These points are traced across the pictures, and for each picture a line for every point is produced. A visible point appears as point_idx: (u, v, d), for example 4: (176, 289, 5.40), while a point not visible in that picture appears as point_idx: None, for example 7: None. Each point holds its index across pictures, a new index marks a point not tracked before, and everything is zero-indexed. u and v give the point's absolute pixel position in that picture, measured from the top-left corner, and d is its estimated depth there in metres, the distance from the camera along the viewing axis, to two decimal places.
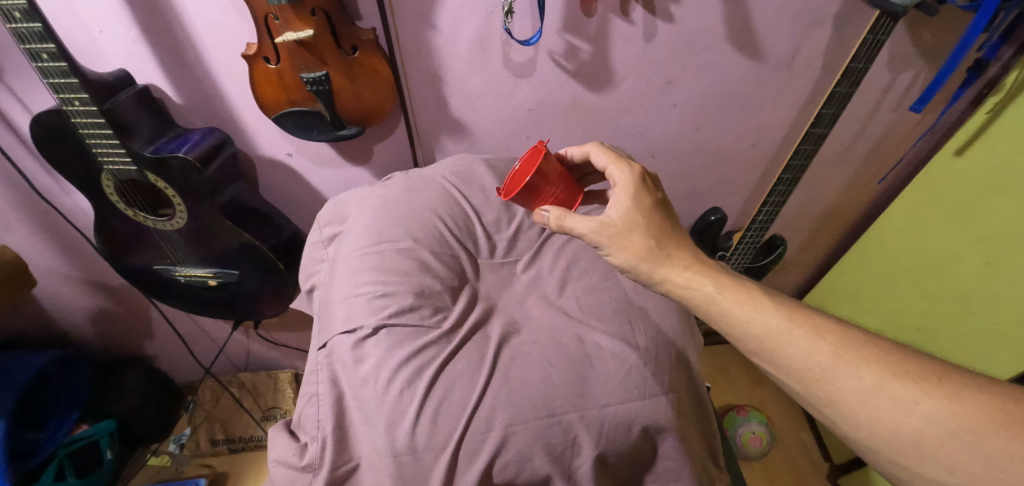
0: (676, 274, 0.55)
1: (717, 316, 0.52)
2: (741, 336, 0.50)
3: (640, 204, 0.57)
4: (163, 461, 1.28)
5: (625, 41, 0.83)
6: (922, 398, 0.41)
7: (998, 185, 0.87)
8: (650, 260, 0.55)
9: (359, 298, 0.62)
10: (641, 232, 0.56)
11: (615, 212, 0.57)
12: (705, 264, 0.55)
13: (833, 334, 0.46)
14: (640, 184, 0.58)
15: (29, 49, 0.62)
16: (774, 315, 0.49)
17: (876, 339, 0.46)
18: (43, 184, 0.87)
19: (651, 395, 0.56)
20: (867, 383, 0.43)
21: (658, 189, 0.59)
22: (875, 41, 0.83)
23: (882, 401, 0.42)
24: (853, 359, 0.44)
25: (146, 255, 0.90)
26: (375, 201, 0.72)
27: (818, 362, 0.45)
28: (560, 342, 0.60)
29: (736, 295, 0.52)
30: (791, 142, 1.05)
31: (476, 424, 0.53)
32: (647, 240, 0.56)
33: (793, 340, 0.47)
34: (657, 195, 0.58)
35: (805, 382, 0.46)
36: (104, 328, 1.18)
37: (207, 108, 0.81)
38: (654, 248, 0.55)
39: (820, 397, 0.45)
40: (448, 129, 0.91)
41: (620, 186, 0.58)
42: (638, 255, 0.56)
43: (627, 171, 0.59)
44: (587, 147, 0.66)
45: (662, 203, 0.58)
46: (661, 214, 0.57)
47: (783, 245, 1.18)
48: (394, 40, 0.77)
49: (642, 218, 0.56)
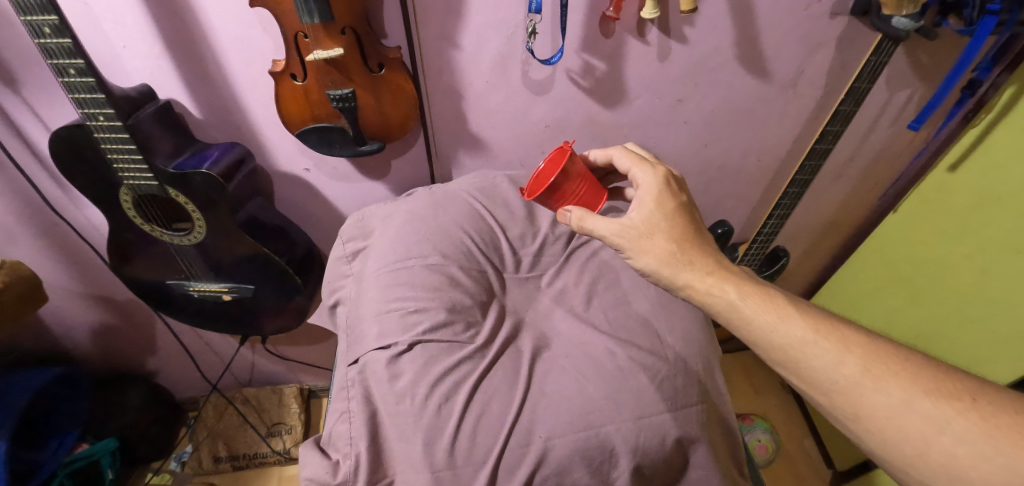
0: (698, 280, 0.53)
1: (739, 323, 0.51)
2: (765, 347, 0.49)
3: (664, 207, 0.56)
4: (165, 480, 1.27)
5: (640, 61, 0.85)
6: (954, 418, 0.40)
7: (991, 198, 0.89)
8: (673, 264, 0.54)
9: (392, 314, 0.62)
10: (664, 235, 0.55)
11: (638, 214, 0.56)
12: (728, 269, 0.54)
13: (861, 347, 0.45)
14: (663, 187, 0.58)
15: (56, 64, 0.61)
16: (798, 325, 0.48)
17: (908, 355, 0.45)
18: (56, 198, 0.86)
19: (682, 406, 0.58)
20: (894, 399, 0.42)
21: (682, 192, 0.59)
22: (876, 63, 0.86)
23: (910, 419, 0.41)
24: (880, 374, 0.43)
25: (161, 270, 0.89)
26: (401, 217, 0.73)
27: (844, 375, 0.44)
28: (592, 356, 0.61)
29: (758, 302, 0.50)
30: (795, 158, 1.08)
31: (516, 437, 0.54)
32: (670, 244, 0.55)
33: (819, 352, 0.46)
34: (680, 199, 0.58)
35: (829, 395, 0.45)
36: (106, 344, 1.15)
37: (229, 123, 0.81)
38: (677, 252, 0.54)
39: (846, 412, 0.45)
40: (466, 144, 0.92)
41: (643, 189, 0.58)
42: (660, 258, 0.55)
43: (651, 173, 0.59)
44: (611, 149, 0.66)
45: (685, 206, 0.57)
46: (686, 217, 0.56)
47: (786, 256, 1.21)
48: (418, 58, 0.78)
49: (665, 221, 0.55)
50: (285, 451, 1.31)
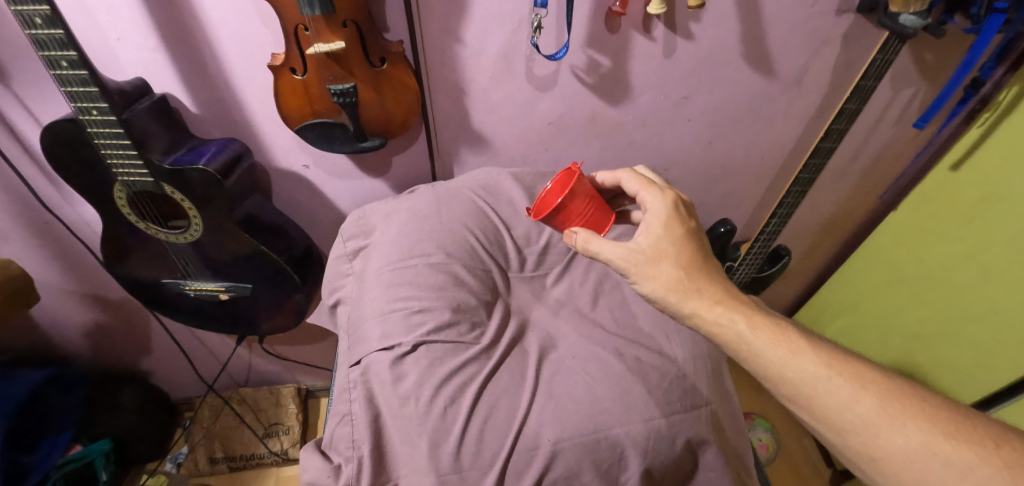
0: (705, 309, 0.52)
1: (748, 355, 0.50)
2: (776, 381, 0.48)
3: (671, 232, 0.55)
4: (160, 481, 1.25)
5: (646, 57, 0.84)
6: (977, 465, 0.39)
7: (993, 197, 0.89)
8: (680, 291, 0.52)
9: (394, 314, 0.61)
10: (671, 261, 0.53)
11: (645, 239, 0.55)
12: (736, 299, 0.52)
13: (876, 386, 0.45)
14: (671, 212, 0.57)
15: (48, 56, 0.59)
16: (812, 360, 0.47)
17: (926, 395, 0.45)
18: (48, 195, 0.83)
19: (692, 408, 0.57)
20: (913, 442, 0.42)
21: (690, 217, 0.58)
22: (884, 61, 0.84)
23: (930, 463, 0.41)
24: (899, 414, 0.43)
25: (156, 269, 0.87)
26: (403, 215, 0.72)
27: (861, 415, 0.44)
28: (600, 357, 0.60)
29: (769, 333, 0.49)
30: (798, 156, 1.08)
31: (523, 441, 0.53)
32: (678, 270, 0.53)
33: (833, 388, 0.45)
34: (689, 224, 0.56)
35: (842, 434, 0.44)
36: (98, 344, 1.13)
37: (226, 119, 0.80)
38: (684, 279, 0.53)
39: (860, 452, 0.44)
40: (468, 141, 0.91)
41: (652, 213, 0.57)
42: (667, 284, 0.53)
43: (659, 197, 0.59)
44: (618, 173, 0.65)
45: (694, 232, 0.56)
46: (694, 243, 0.55)
47: (788, 256, 1.20)
48: (421, 54, 0.76)
49: (673, 246, 0.54)
50: (283, 451, 1.29)
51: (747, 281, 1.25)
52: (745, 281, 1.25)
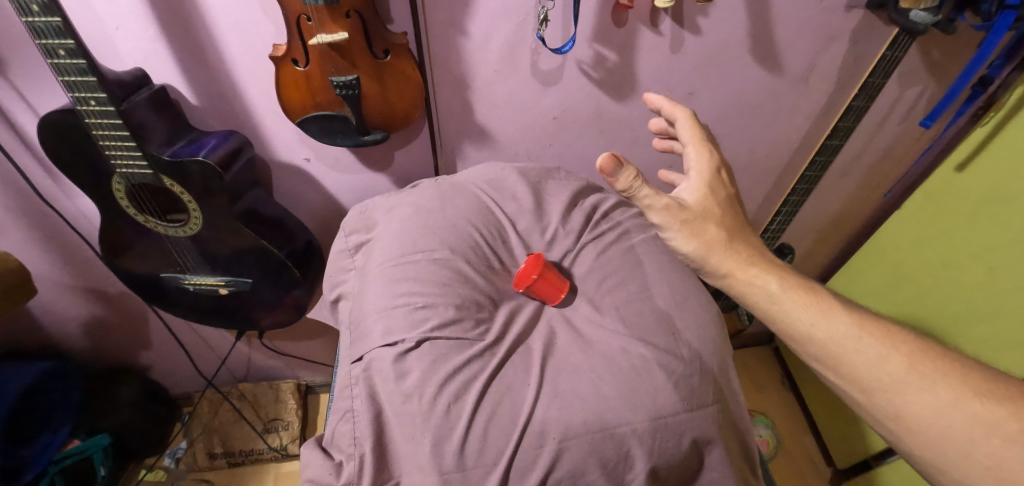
0: (741, 270, 0.53)
1: (778, 316, 0.52)
2: (807, 341, 0.51)
3: (716, 195, 0.56)
4: (158, 477, 1.24)
5: (652, 52, 0.83)
6: (1005, 420, 0.42)
7: (999, 196, 0.87)
8: (718, 250, 0.53)
9: (398, 310, 0.60)
10: (716, 222, 0.54)
11: (691, 198, 0.55)
12: (772, 263, 0.54)
13: (907, 347, 0.48)
14: (715, 176, 0.57)
15: (45, 44, 0.58)
16: (844, 321, 0.50)
17: (954, 356, 0.47)
18: (45, 187, 0.82)
19: (699, 408, 0.56)
20: (941, 399, 0.44)
21: (731, 184, 0.58)
22: (893, 57, 0.85)
23: (956, 418, 0.43)
24: (927, 373, 0.46)
25: (154, 262, 0.86)
26: (408, 209, 0.71)
27: (889, 373, 0.47)
28: (605, 354, 0.59)
29: (801, 297, 0.52)
30: (804, 153, 1.06)
31: (529, 439, 0.52)
32: (721, 232, 0.54)
33: (863, 348, 0.48)
34: (730, 189, 0.57)
35: (870, 392, 0.47)
36: (96, 338, 1.12)
37: (226, 111, 0.78)
38: (727, 240, 0.54)
39: (886, 409, 0.47)
40: (471, 135, 0.90)
41: (696, 172, 0.57)
42: (709, 244, 0.53)
43: (706, 157, 0.58)
44: (678, 110, 0.62)
45: (733, 198, 0.57)
46: (736, 210, 0.56)
47: (793, 255, 1.17)
48: (425, 46, 0.75)
49: (718, 208, 0.55)
50: (281, 447, 1.28)
51: None
52: None
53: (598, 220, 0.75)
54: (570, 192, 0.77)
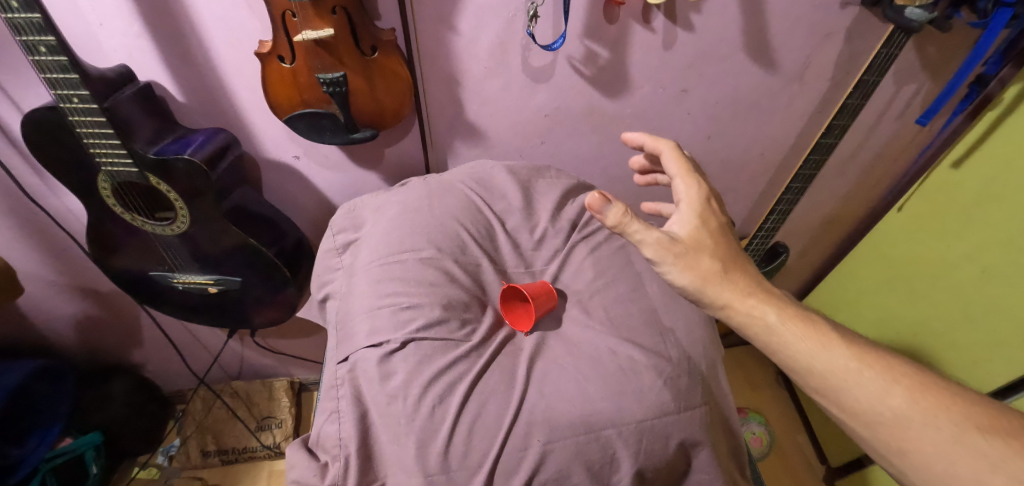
0: (738, 300, 0.51)
1: (777, 347, 0.50)
2: (806, 374, 0.49)
3: (708, 225, 0.54)
4: (152, 474, 1.23)
5: (645, 49, 0.82)
6: (1009, 458, 0.42)
7: (994, 196, 0.86)
8: (715, 282, 0.52)
9: (383, 310, 0.60)
10: (709, 253, 0.53)
11: (682, 229, 0.54)
12: (768, 291, 0.52)
13: (907, 379, 0.47)
14: (706, 205, 0.56)
15: (26, 41, 0.57)
16: (843, 353, 0.49)
17: (954, 389, 0.47)
18: (32, 185, 0.81)
19: (687, 409, 0.55)
20: (943, 434, 0.44)
21: (722, 211, 0.57)
22: (887, 55, 0.83)
23: (960, 455, 0.43)
24: (929, 408, 0.45)
25: (143, 261, 0.86)
26: (395, 208, 0.70)
27: (891, 407, 0.46)
28: (594, 355, 0.58)
29: (799, 326, 0.50)
30: (799, 151, 1.05)
31: (514, 441, 0.52)
32: (716, 262, 0.52)
33: (863, 382, 0.47)
34: (722, 218, 0.56)
35: (872, 427, 0.47)
36: (88, 336, 1.11)
37: (213, 108, 0.77)
38: (722, 272, 0.52)
39: (890, 444, 0.46)
40: (462, 132, 0.89)
41: (686, 203, 0.56)
42: (703, 276, 0.52)
43: (696, 188, 0.57)
44: (661, 144, 0.62)
45: (726, 227, 0.55)
46: (728, 238, 0.54)
47: (786, 253, 1.19)
48: (414, 42, 0.74)
49: (710, 238, 0.53)
50: (275, 445, 1.28)
51: None
52: None
53: (589, 218, 0.75)
54: (560, 190, 0.77)
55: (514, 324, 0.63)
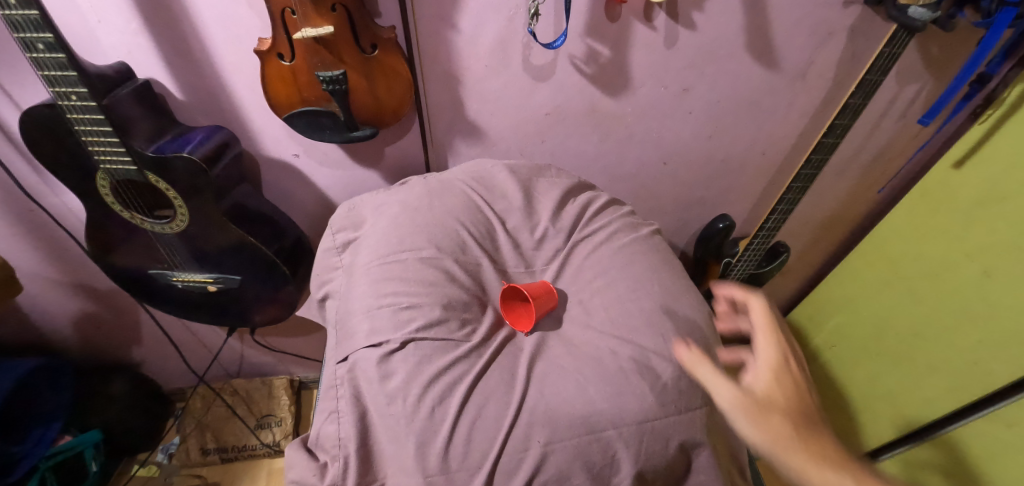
0: (817, 471, 0.41)
1: None
2: None
3: (785, 380, 0.47)
4: (151, 472, 1.23)
5: (647, 47, 0.82)
6: None
7: (997, 196, 0.86)
8: (787, 443, 0.42)
9: (383, 310, 0.59)
10: (781, 412, 0.44)
11: (756, 384, 0.47)
12: (857, 465, 0.41)
13: None
14: (789, 365, 0.49)
15: (23, 38, 0.56)
16: None
17: None
18: (31, 183, 0.81)
19: (688, 410, 0.55)
20: None
21: (803, 368, 0.50)
22: (890, 54, 0.82)
23: None
24: None
25: (142, 259, 0.85)
26: (395, 207, 0.70)
27: None
28: (594, 356, 0.58)
29: None
30: (801, 151, 1.05)
31: (513, 443, 0.51)
32: (790, 425, 0.43)
33: None
34: (802, 377, 0.48)
35: None
36: (87, 334, 1.11)
37: (212, 105, 0.77)
38: (797, 438, 0.43)
39: None
40: (462, 131, 0.89)
41: (763, 356, 0.49)
42: (776, 438, 0.43)
43: (775, 340, 0.51)
44: (753, 297, 0.55)
45: (805, 385, 0.48)
46: (807, 400, 0.46)
47: (787, 253, 1.18)
48: (414, 40, 0.74)
49: (785, 394, 0.46)
50: (275, 443, 1.28)
51: (744, 276, 1.23)
52: (742, 277, 1.23)
53: (589, 218, 0.74)
54: (560, 190, 0.76)
55: (514, 323, 0.63)
